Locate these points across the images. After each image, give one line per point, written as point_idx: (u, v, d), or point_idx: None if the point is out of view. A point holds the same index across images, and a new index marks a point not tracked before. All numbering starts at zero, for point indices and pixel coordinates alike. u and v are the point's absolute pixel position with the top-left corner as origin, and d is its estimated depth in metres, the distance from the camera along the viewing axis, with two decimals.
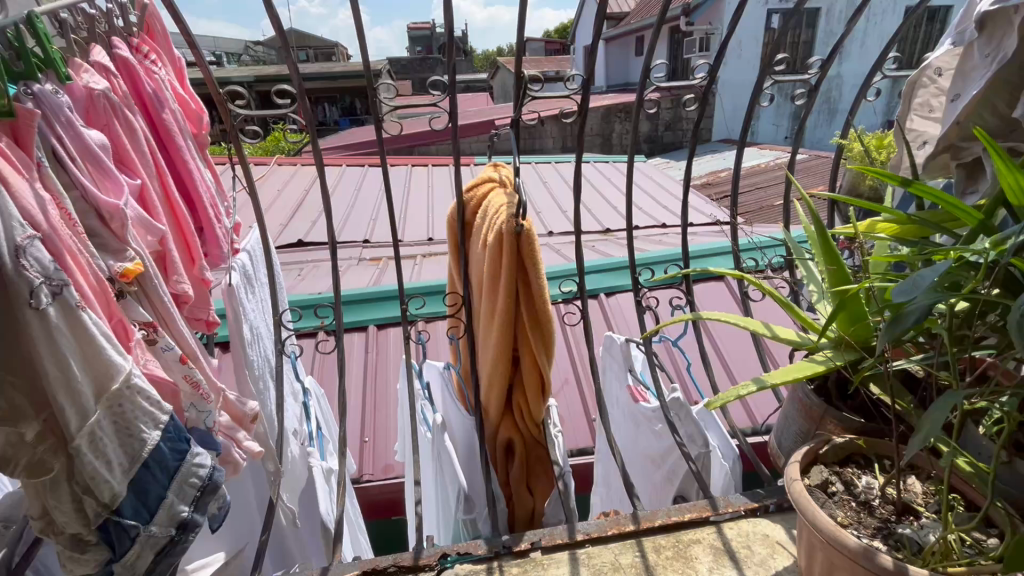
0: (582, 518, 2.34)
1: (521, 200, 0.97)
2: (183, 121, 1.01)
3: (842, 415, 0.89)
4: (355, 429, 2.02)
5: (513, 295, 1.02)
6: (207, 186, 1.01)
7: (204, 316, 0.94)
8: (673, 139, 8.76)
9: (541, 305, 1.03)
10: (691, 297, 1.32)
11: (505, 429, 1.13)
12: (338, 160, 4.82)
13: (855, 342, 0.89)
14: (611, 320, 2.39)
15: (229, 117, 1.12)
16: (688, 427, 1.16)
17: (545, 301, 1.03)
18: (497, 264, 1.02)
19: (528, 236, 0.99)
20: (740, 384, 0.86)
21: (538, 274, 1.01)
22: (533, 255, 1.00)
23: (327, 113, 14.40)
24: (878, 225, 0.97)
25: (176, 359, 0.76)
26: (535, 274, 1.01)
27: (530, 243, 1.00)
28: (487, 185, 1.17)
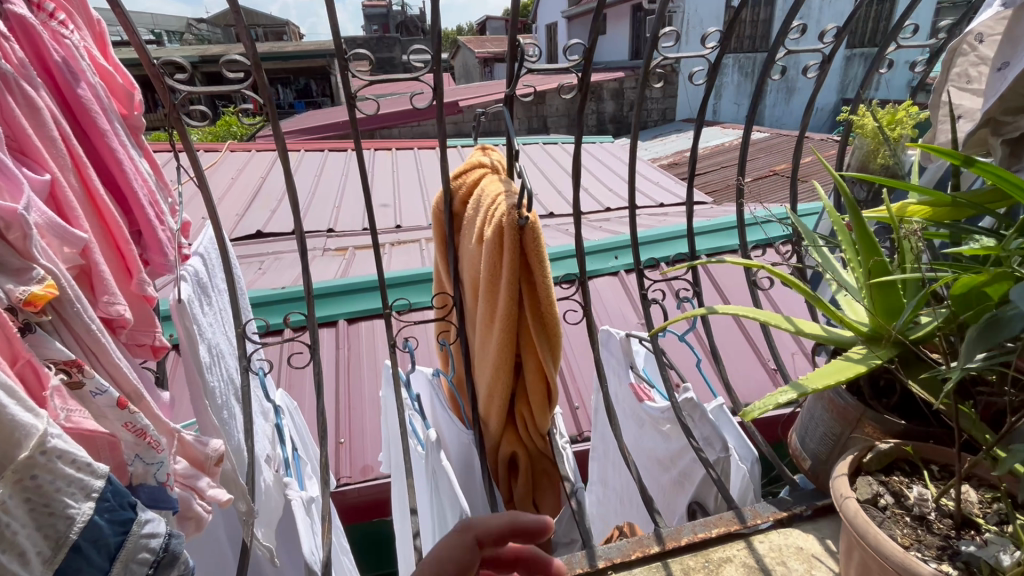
0: None
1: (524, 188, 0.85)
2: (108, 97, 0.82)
3: (881, 417, 0.82)
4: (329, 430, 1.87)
5: (515, 298, 0.90)
6: (145, 178, 0.84)
7: (148, 341, 0.79)
8: (638, 120, 8.72)
9: (546, 307, 0.91)
10: (698, 287, 1.21)
11: (508, 443, 1.02)
12: (295, 145, 4.53)
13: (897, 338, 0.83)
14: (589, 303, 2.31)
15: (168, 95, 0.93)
16: (703, 428, 1.07)
17: (552, 301, 0.92)
18: (497, 261, 0.89)
19: (533, 229, 0.88)
20: (778, 391, 0.77)
21: (544, 274, 0.90)
22: (537, 249, 0.88)
23: (281, 96, 13.73)
24: (909, 208, 0.89)
25: (113, 403, 0.62)
26: (541, 273, 0.89)
27: (534, 235, 0.88)
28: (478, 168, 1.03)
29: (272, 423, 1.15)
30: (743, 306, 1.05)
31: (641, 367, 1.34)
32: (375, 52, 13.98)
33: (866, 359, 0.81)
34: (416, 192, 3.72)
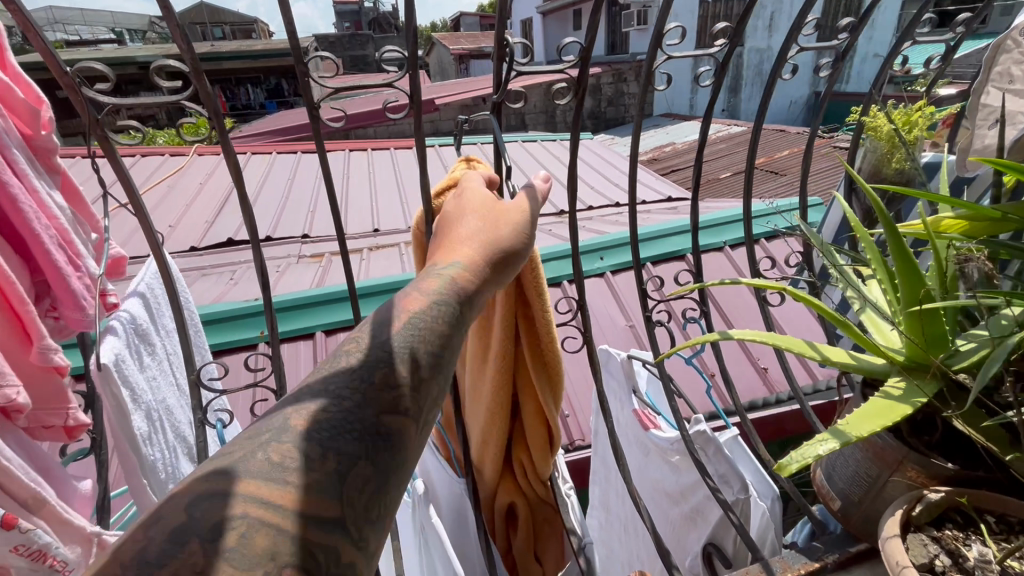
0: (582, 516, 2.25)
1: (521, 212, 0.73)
2: (0, 116, 0.74)
3: (926, 460, 0.73)
4: None
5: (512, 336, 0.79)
6: (53, 215, 0.80)
7: (55, 420, 0.86)
8: (616, 115, 8.68)
9: (547, 344, 0.80)
10: (706, 307, 1.10)
11: (506, 492, 0.92)
12: (265, 146, 4.33)
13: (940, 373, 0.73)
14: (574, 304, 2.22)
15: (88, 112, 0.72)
16: (719, 465, 0.97)
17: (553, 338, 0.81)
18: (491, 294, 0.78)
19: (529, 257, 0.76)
20: (814, 442, 0.67)
21: (545, 309, 0.79)
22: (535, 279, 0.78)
23: (251, 95, 13.33)
24: (944, 222, 0.80)
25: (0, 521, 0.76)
26: (541, 307, 0.78)
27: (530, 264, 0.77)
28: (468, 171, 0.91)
29: None
30: (758, 331, 0.94)
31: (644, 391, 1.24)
32: (348, 49, 13.69)
33: (909, 398, 0.72)
34: (393, 194, 3.57)
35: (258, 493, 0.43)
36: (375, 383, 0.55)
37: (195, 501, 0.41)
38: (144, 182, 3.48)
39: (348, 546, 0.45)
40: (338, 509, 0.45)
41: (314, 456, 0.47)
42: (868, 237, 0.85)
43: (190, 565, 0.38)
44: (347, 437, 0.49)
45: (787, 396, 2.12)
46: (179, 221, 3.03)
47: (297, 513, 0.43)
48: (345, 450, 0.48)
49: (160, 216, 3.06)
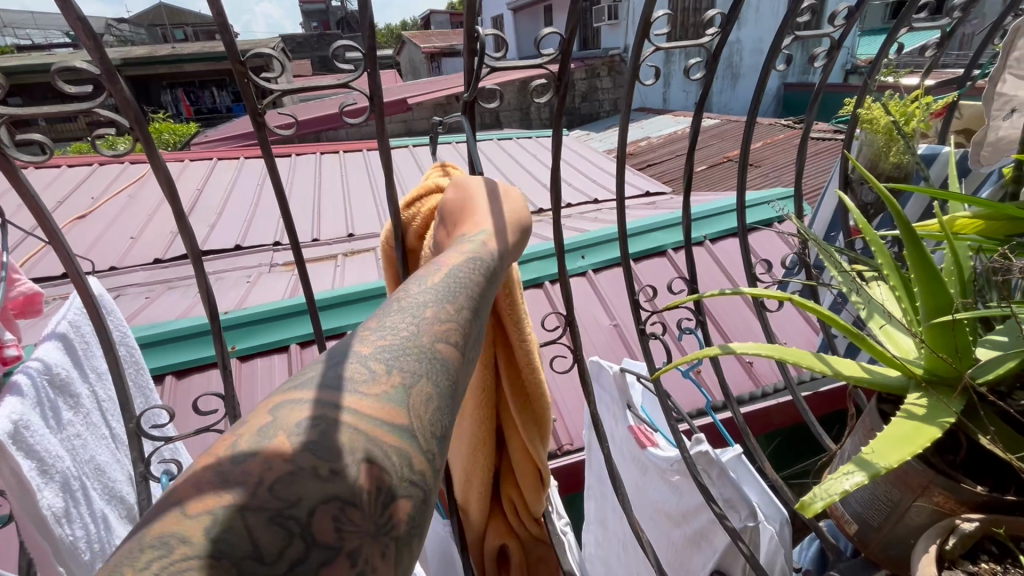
0: (573, 527, 2.17)
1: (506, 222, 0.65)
2: None
3: (953, 484, 0.67)
4: None
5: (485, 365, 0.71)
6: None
7: None
8: (591, 110, 8.65)
9: (528, 373, 0.71)
10: (703, 317, 1.03)
11: (496, 532, 0.83)
12: (230, 151, 4.15)
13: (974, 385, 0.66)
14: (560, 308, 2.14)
15: None
16: (723, 488, 0.91)
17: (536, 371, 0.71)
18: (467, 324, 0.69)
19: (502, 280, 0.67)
20: (843, 476, 0.59)
21: (522, 336, 0.69)
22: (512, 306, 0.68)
23: (216, 98, 12.92)
24: (958, 221, 0.76)
25: None
26: (517, 332, 0.69)
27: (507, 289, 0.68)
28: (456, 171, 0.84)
29: None
30: (762, 343, 0.87)
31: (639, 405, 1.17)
32: (316, 49, 13.38)
33: (935, 419, 0.65)
34: (366, 197, 3.45)
35: (331, 399, 0.40)
36: (431, 316, 0.50)
37: (275, 409, 0.39)
38: (98, 193, 3.27)
39: (418, 455, 0.40)
40: (410, 419, 0.41)
41: (380, 371, 0.43)
42: (879, 238, 0.81)
43: (272, 460, 0.35)
44: (411, 357, 0.46)
45: (774, 389, 2.07)
46: (139, 233, 2.85)
47: (371, 417, 0.40)
48: (409, 368, 0.45)
49: (117, 229, 2.88)
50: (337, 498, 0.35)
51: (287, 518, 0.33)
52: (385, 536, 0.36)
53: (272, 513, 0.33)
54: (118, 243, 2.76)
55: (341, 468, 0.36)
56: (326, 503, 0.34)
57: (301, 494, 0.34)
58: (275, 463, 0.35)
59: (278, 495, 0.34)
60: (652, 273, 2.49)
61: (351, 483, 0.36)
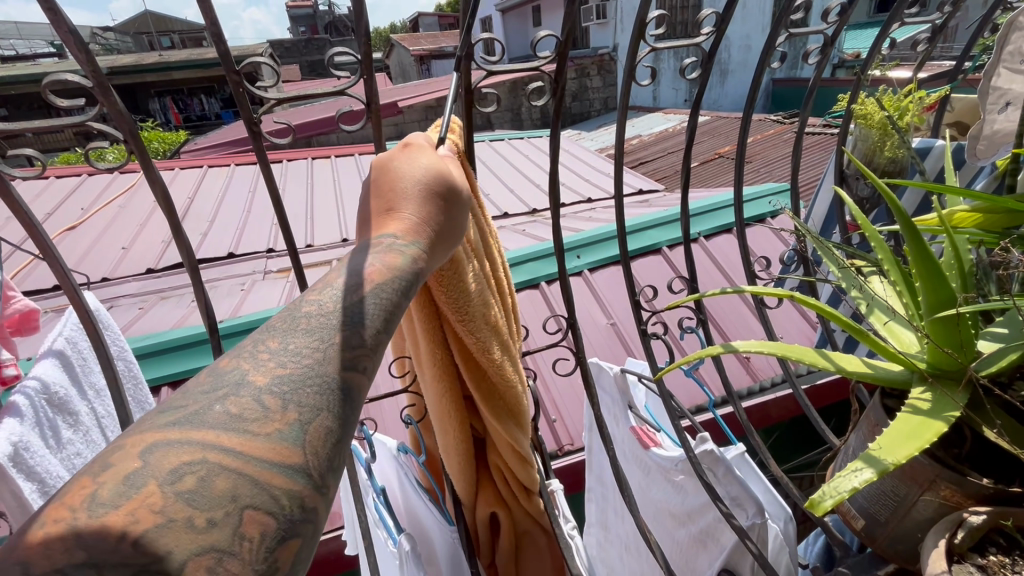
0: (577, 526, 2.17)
1: (458, 205, 0.65)
2: None
3: (959, 477, 0.67)
4: None
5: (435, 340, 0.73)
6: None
7: None
8: (582, 110, 8.67)
9: (477, 342, 0.73)
10: (704, 316, 1.03)
11: (485, 499, 0.86)
12: (221, 159, 4.13)
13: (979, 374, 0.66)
14: (557, 308, 2.14)
15: None
16: (728, 486, 0.91)
17: (488, 345, 0.74)
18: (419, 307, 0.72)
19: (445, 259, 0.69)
20: (851, 474, 0.60)
21: (467, 305, 0.71)
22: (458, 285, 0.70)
23: (205, 105, 12.84)
24: (956, 215, 0.76)
25: None
26: (463, 301, 0.71)
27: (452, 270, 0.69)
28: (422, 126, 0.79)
29: None
30: (765, 341, 0.87)
31: (641, 405, 1.17)
32: (305, 54, 13.32)
33: (940, 414, 0.65)
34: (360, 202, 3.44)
35: (215, 439, 0.39)
36: (341, 343, 0.49)
37: (147, 450, 0.38)
38: (89, 203, 3.24)
39: (311, 493, 0.41)
40: (302, 458, 0.42)
41: (274, 408, 0.43)
42: (878, 233, 0.81)
43: (140, 511, 0.35)
44: (310, 390, 0.45)
45: (773, 382, 2.09)
46: (131, 243, 2.83)
47: (258, 461, 0.40)
48: (308, 402, 0.45)
49: (109, 239, 2.86)
50: (217, 549, 0.35)
51: (150, 574, 0.33)
52: (261, 575, 0.37)
53: (136, 570, 0.33)
54: (110, 254, 2.73)
55: (219, 518, 0.37)
56: (199, 556, 0.35)
57: (169, 549, 0.34)
58: (142, 514, 0.34)
59: (142, 551, 0.33)
60: (648, 271, 2.49)
61: (230, 532, 0.36)
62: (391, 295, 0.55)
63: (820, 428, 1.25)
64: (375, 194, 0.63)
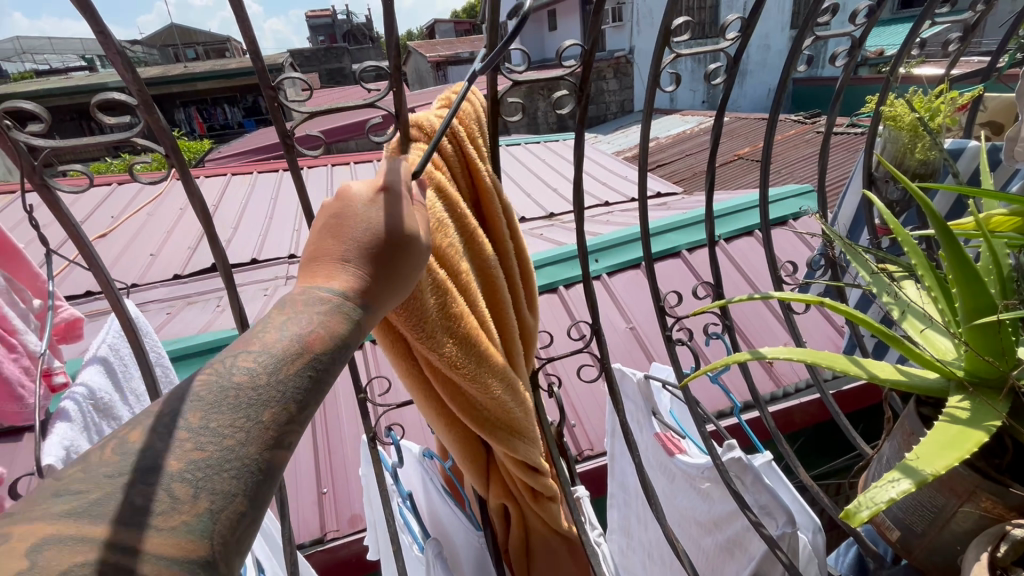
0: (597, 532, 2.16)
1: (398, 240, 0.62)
2: None
3: (1001, 489, 0.66)
4: (309, 481, 1.75)
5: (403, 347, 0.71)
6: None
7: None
8: (598, 113, 8.66)
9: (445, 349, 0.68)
10: (730, 322, 1.01)
11: (496, 492, 0.84)
12: (245, 167, 4.22)
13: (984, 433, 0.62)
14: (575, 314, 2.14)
15: (22, 159, 0.62)
16: (757, 494, 0.90)
17: (459, 364, 0.69)
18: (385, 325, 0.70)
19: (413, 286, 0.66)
20: (888, 484, 0.59)
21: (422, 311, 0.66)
22: (430, 303, 0.67)
23: (229, 114, 13.17)
24: (994, 218, 0.74)
25: None
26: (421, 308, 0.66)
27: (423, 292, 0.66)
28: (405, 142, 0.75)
29: None
30: (794, 347, 0.86)
31: (665, 411, 1.16)
32: (325, 63, 13.58)
33: (980, 423, 0.63)
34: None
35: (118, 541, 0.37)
36: (269, 420, 0.47)
37: (33, 548, 0.35)
38: (118, 212, 3.35)
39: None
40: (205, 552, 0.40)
41: (184, 497, 0.41)
42: (911, 237, 0.78)
43: None
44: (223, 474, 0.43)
45: (799, 387, 2.05)
46: (159, 250, 2.91)
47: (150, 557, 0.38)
48: (221, 489, 0.42)
49: (137, 247, 2.94)
50: None
51: None
52: None
53: None
54: (139, 260, 2.81)
55: None
56: None
57: None
58: None
59: None
60: (668, 274, 2.47)
61: None
62: (319, 366, 0.53)
63: (846, 433, 1.23)
64: (328, 237, 0.62)
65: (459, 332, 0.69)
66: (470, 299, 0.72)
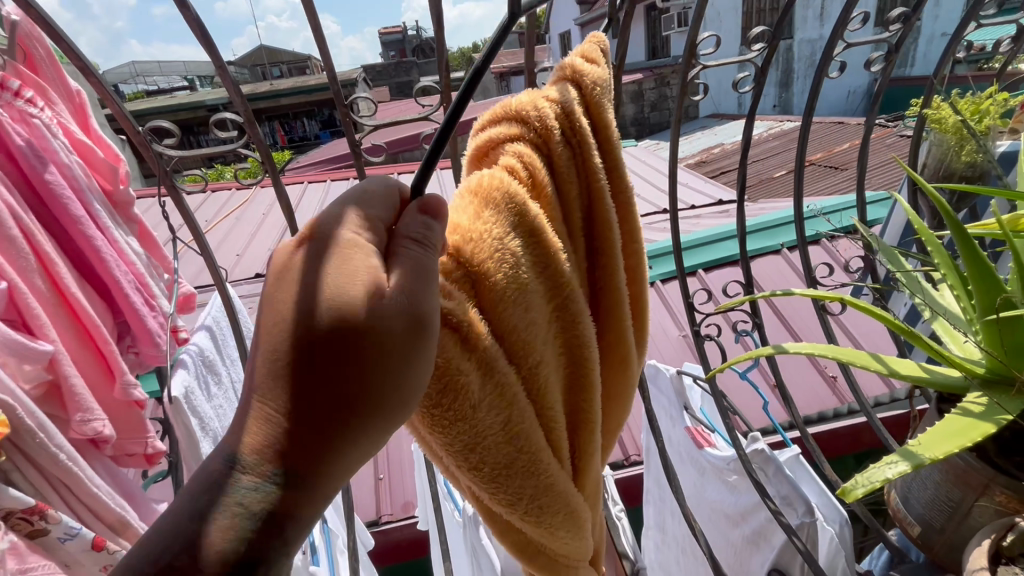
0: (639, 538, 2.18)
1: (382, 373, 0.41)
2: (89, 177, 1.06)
3: (1016, 483, 0.66)
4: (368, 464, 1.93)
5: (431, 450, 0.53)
6: (131, 263, 1.11)
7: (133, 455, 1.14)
8: (661, 119, 8.56)
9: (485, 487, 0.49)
10: (760, 320, 1.04)
11: None
12: (322, 175, 4.60)
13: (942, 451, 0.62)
14: None
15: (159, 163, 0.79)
16: (779, 486, 0.93)
17: (501, 505, 0.51)
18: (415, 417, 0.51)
19: (450, 374, 0.44)
20: (885, 463, 0.62)
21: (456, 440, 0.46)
22: (487, 429, 0.46)
23: (308, 127, 14.19)
24: (1021, 219, 0.75)
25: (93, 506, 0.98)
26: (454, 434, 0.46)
27: (472, 413, 0.45)
28: (502, 128, 0.55)
29: None
30: (818, 343, 0.89)
31: (697, 407, 1.20)
32: (395, 77, 14.31)
33: (991, 415, 0.65)
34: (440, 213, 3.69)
35: None
36: None
37: None
38: (214, 216, 3.76)
39: None
40: None
41: None
42: (935, 238, 0.80)
43: None
44: None
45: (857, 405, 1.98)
46: (246, 250, 3.25)
47: None
48: None
49: (228, 247, 3.30)
50: None
51: None
52: None
53: None
54: (229, 259, 3.16)
55: None
56: None
57: None
58: None
59: None
60: (719, 282, 2.46)
61: None
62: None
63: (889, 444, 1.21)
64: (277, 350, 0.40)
65: (518, 467, 0.49)
66: (542, 411, 0.52)
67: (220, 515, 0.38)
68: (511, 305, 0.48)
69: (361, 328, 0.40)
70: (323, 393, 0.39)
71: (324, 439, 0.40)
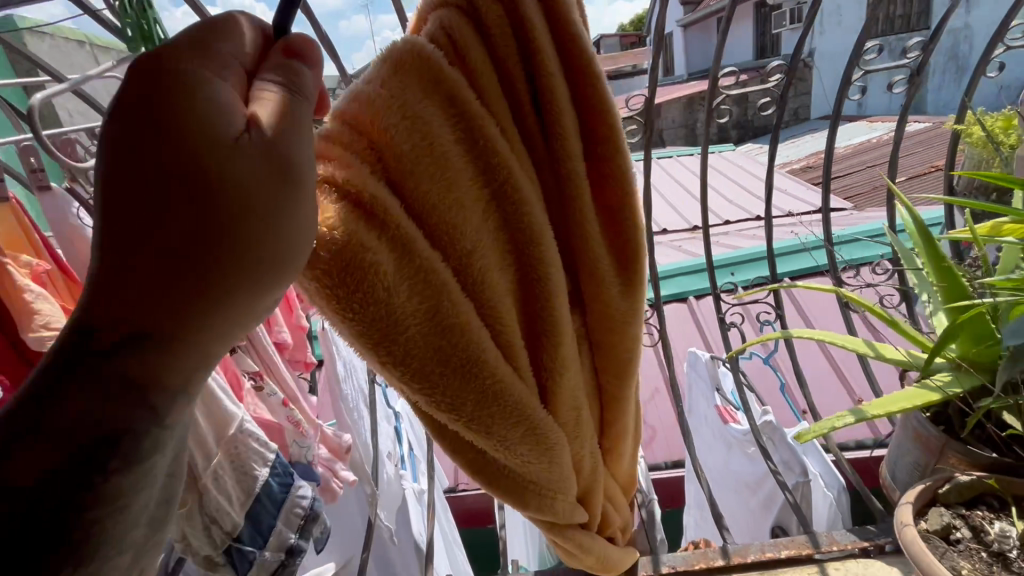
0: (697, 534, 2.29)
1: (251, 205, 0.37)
2: None
3: (966, 448, 0.79)
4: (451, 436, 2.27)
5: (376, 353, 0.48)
6: None
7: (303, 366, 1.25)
8: (767, 122, 8.14)
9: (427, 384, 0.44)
10: (782, 311, 1.18)
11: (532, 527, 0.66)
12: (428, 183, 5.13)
13: (887, 408, 0.78)
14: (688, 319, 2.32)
15: None
16: (783, 453, 1.08)
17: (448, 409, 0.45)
18: None
19: (355, 248, 0.39)
20: (835, 415, 0.80)
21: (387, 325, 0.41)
22: (381, 286, 0.40)
23: None
24: (1001, 228, 0.86)
25: (279, 402, 1.05)
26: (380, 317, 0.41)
27: (372, 261, 0.39)
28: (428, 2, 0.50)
29: (393, 425, 1.34)
30: (821, 330, 1.03)
31: (728, 390, 1.36)
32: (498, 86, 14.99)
33: (939, 387, 0.79)
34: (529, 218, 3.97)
35: None
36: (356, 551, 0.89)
37: None
38: None
39: None
40: None
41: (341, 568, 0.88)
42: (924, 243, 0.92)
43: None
44: None
45: None
46: None
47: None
48: None
49: None
50: None
51: None
52: None
53: None
54: None
55: None
56: None
57: None
58: None
59: None
60: None
61: None
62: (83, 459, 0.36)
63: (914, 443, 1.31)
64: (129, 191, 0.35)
65: (438, 338, 0.43)
66: (466, 278, 0.46)
67: (85, 384, 0.36)
68: (403, 141, 0.43)
69: (193, 155, 0.35)
70: (167, 251, 0.35)
71: (191, 297, 0.36)
